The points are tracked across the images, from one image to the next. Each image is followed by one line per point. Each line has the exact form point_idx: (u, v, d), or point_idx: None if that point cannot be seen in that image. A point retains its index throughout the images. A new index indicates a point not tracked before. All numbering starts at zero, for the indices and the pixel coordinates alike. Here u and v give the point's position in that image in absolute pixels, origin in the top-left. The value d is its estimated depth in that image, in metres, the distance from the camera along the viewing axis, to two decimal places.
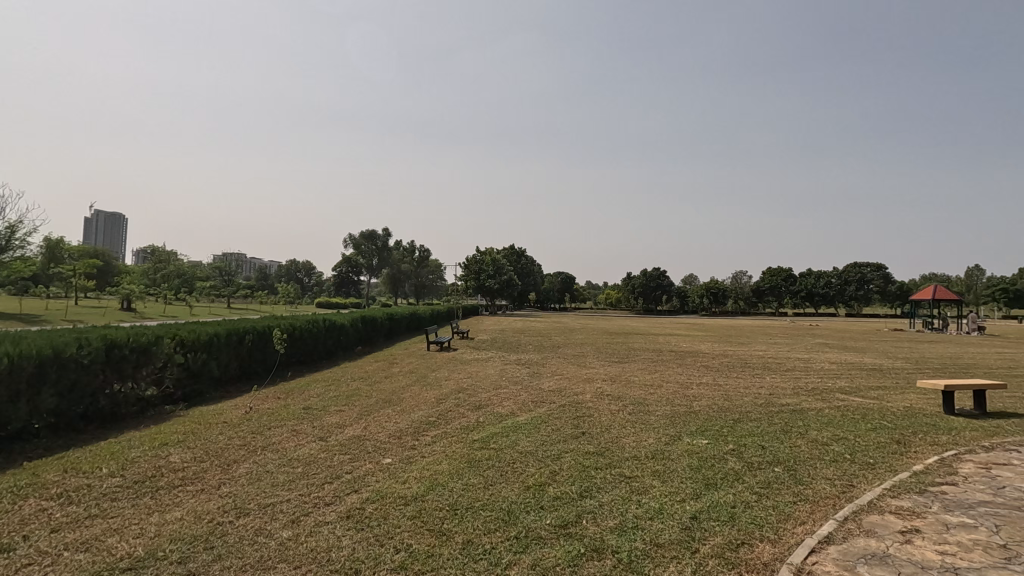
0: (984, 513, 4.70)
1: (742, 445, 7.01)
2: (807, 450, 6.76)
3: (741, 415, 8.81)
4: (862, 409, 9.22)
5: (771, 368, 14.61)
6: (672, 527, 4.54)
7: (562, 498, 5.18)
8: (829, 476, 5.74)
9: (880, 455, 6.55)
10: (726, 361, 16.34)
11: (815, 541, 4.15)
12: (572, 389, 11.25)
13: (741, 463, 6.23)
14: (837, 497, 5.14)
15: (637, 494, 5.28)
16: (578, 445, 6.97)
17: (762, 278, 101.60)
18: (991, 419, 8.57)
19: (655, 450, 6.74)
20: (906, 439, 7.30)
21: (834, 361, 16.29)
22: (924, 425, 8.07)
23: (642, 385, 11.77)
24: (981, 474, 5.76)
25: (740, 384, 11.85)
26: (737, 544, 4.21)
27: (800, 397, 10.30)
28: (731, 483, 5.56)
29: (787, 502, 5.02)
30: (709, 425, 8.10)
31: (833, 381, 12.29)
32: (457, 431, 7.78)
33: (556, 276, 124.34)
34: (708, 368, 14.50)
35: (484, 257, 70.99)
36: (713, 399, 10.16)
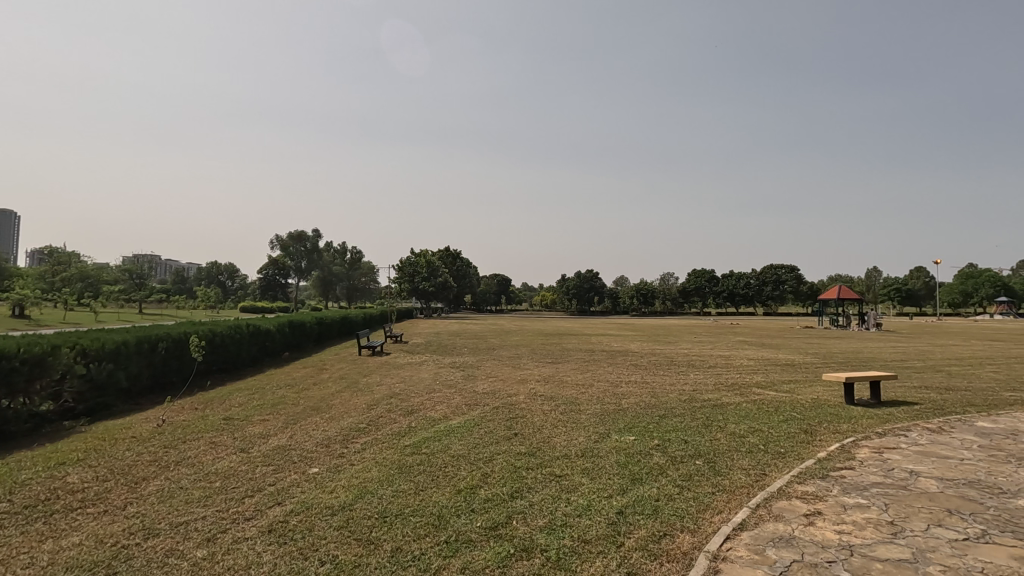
0: (876, 493, 5.16)
1: (667, 440, 7.31)
2: (725, 443, 7.16)
3: (666, 411, 9.18)
4: (775, 402, 9.86)
5: (695, 365, 15.36)
6: (599, 523, 4.67)
7: (493, 500, 5.21)
8: (745, 467, 6.11)
9: (790, 444, 7.03)
10: (654, 359, 17.02)
11: (730, 529, 4.40)
12: (506, 390, 11.32)
13: (665, 457, 6.51)
14: (751, 486, 5.47)
15: (567, 493, 5.39)
16: (510, 447, 7.02)
17: (689, 279, 106.39)
18: (886, 408, 9.39)
19: (585, 448, 6.91)
20: (812, 429, 7.86)
21: (751, 358, 17.29)
22: (828, 415, 8.75)
23: (575, 384, 12.03)
24: (874, 458, 6.33)
25: (667, 382, 12.35)
26: (660, 536, 4.38)
27: (720, 393, 10.89)
28: (655, 477, 5.80)
29: (706, 493, 5.29)
30: (637, 421, 8.40)
31: (749, 376, 13.07)
32: (388, 436, 7.64)
33: (492, 278, 124.80)
34: (636, 366, 15.02)
35: (419, 258, 70.19)
36: (641, 397, 10.54)
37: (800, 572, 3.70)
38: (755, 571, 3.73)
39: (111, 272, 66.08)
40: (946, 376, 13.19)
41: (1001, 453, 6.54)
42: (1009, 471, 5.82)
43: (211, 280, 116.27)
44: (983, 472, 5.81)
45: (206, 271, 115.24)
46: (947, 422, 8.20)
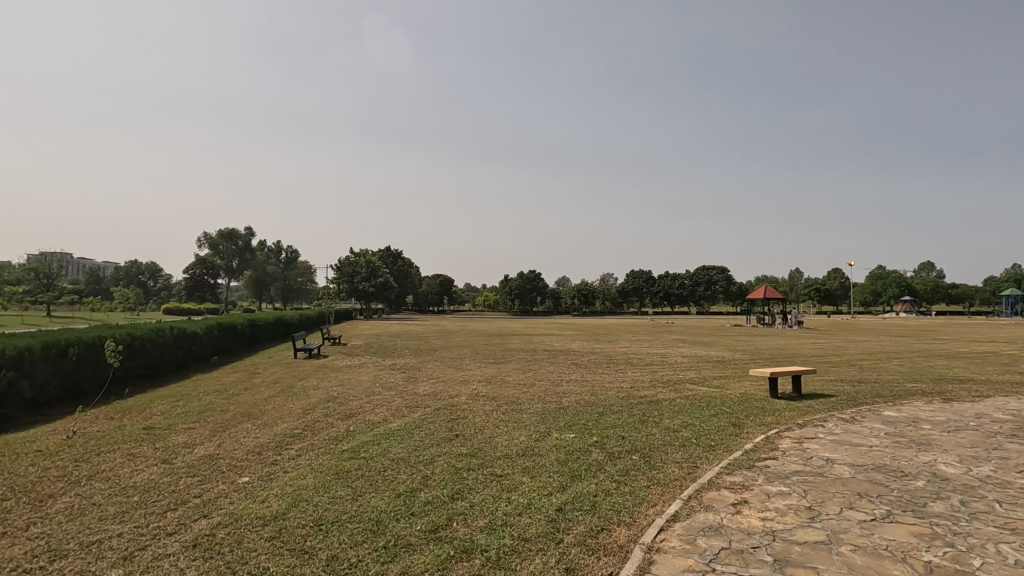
0: (796, 481, 5.50)
1: (605, 436, 7.50)
2: (660, 437, 7.43)
3: (605, 408, 9.41)
4: (707, 397, 10.32)
5: (633, 363, 15.84)
6: (538, 521, 4.72)
7: (433, 502, 5.15)
8: (678, 460, 6.36)
9: (720, 437, 7.37)
10: (594, 358, 17.42)
11: (664, 521, 4.56)
12: (448, 392, 11.24)
13: (603, 453, 6.68)
14: (684, 478, 5.69)
15: (507, 492, 5.41)
16: (451, 448, 6.98)
17: (627, 279, 109.60)
18: (805, 400, 10.04)
19: (525, 447, 6.97)
20: (740, 422, 8.28)
21: (685, 355, 18.03)
22: (754, 409, 9.26)
23: (517, 384, 12.11)
24: (795, 448, 6.75)
25: (606, 380, 12.67)
26: (598, 530, 4.49)
27: (656, 389, 11.29)
28: (594, 473, 5.93)
29: (642, 487, 5.46)
30: (577, 419, 8.57)
31: (683, 373, 13.62)
32: (325, 442, 7.41)
33: (435, 278, 123.72)
34: (576, 365, 15.32)
35: (358, 258, 68.55)
36: (581, 395, 10.76)
37: (727, 558, 3.88)
38: (687, 559, 3.88)
39: (13, 271, 60.47)
40: (857, 370, 14.28)
41: (904, 440, 7.14)
42: (911, 456, 6.37)
43: (130, 280, 108.61)
44: (888, 457, 6.32)
45: (125, 270, 107.52)
46: (859, 412, 8.86)
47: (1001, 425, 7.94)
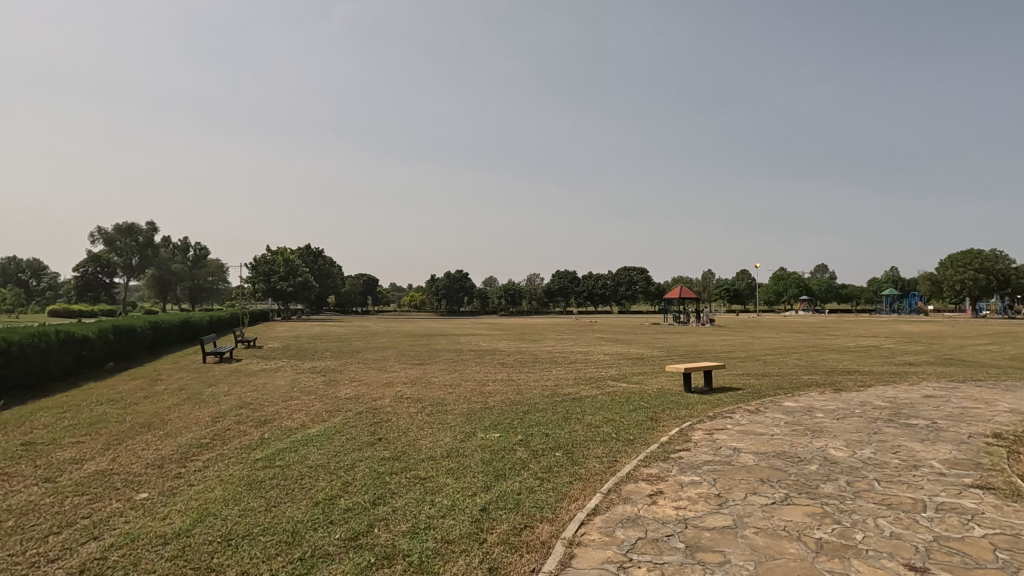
0: (707, 470, 5.84)
1: (529, 434, 7.60)
2: (582, 433, 7.64)
3: (530, 407, 9.54)
4: (626, 393, 10.73)
5: (557, 361, 16.19)
6: (462, 522, 4.69)
7: (353, 509, 4.99)
8: (599, 455, 6.56)
9: (638, 431, 7.67)
10: (520, 357, 17.62)
11: (585, 515, 4.69)
12: (371, 394, 10.94)
13: (527, 451, 6.76)
14: (604, 472, 5.88)
15: (431, 495, 5.34)
16: (374, 452, 6.79)
17: (553, 280, 111.79)
18: (715, 393, 10.69)
19: (450, 448, 6.93)
20: (656, 416, 8.67)
21: (607, 353, 18.64)
22: (670, 403, 9.73)
23: (442, 385, 12.01)
24: (706, 439, 7.17)
25: (531, 378, 12.84)
26: (521, 528, 4.53)
27: (579, 387, 11.60)
28: (518, 471, 5.99)
29: (564, 483, 5.58)
30: (502, 418, 8.63)
31: (605, 370, 14.08)
32: (236, 451, 6.98)
33: (358, 278, 120.24)
34: (502, 365, 15.41)
35: (276, 256, 65.28)
36: (506, 394, 10.84)
37: (642, 548, 4.05)
38: (605, 551, 4.01)
39: None
40: (761, 364, 15.38)
41: (800, 428, 7.77)
42: (806, 442, 6.95)
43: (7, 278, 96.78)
44: (787, 445, 6.85)
45: (1, 266, 95.80)
46: (762, 403, 9.55)
47: (881, 411, 8.84)
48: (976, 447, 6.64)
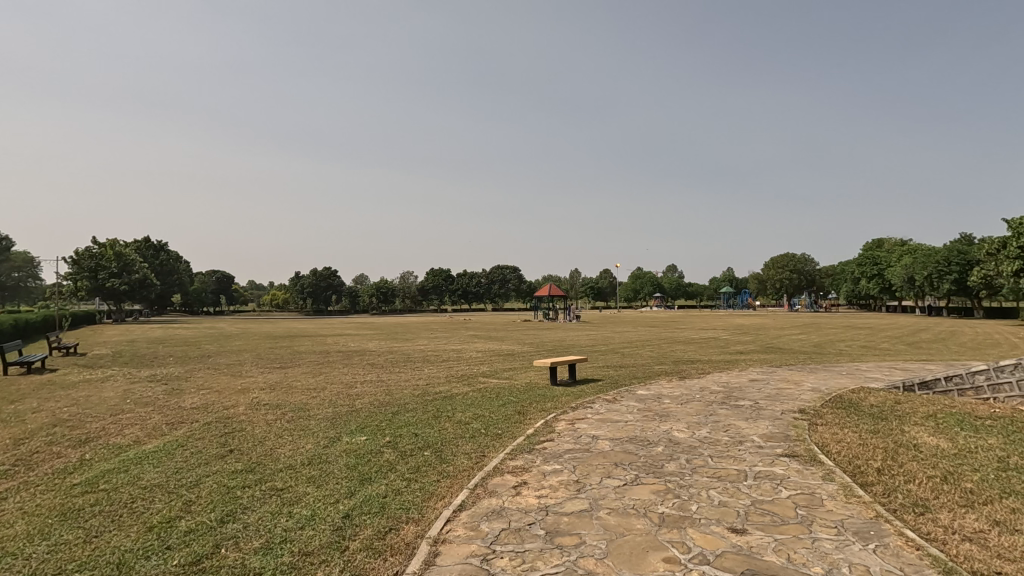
0: (567, 458, 6.19)
1: (397, 435, 7.46)
2: (452, 431, 7.67)
3: (399, 407, 9.36)
4: (496, 389, 10.96)
5: (430, 360, 16.06)
6: (322, 532, 4.47)
7: (196, 530, 4.52)
8: (467, 451, 6.63)
9: (505, 425, 7.90)
10: (390, 357, 17.19)
11: (451, 512, 4.71)
12: (222, 403, 9.99)
13: (395, 453, 6.63)
14: (471, 468, 5.96)
15: (288, 506, 5.01)
16: (223, 466, 6.21)
17: (427, 278, 110.72)
18: (578, 385, 11.34)
19: (312, 455, 6.57)
20: (524, 410, 8.99)
21: (479, 350, 18.88)
22: (537, 396, 10.13)
23: (305, 389, 11.33)
24: (568, 428, 7.58)
25: (402, 379, 12.59)
26: (385, 532, 4.43)
27: (450, 385, 11.63)
28: (385, 474, 5.85)
29: (432, 482, 5.57)
30: (369, 421, 8.37)
31: (475, 367, 14.27)
32: (48, 476, 5.98)
33: (210, 275, 108.95)
34: (371, 366, 14.92)
35: (105, 250, 56.73)
36: (375, 396, 10.53)
37: (505, 538, 4.17)
38: (470, 546, 4.06)
39: None
40: (619, 357, 16.64)
41: (650, 413, 8.53)
42: (654, 426, 7.65)
43: None
44: (638, 429, 7.49)
45: None
46: (619, 393, 10.33)
47: (716, 394, 10.04)
48: (786, 422, 7.80)
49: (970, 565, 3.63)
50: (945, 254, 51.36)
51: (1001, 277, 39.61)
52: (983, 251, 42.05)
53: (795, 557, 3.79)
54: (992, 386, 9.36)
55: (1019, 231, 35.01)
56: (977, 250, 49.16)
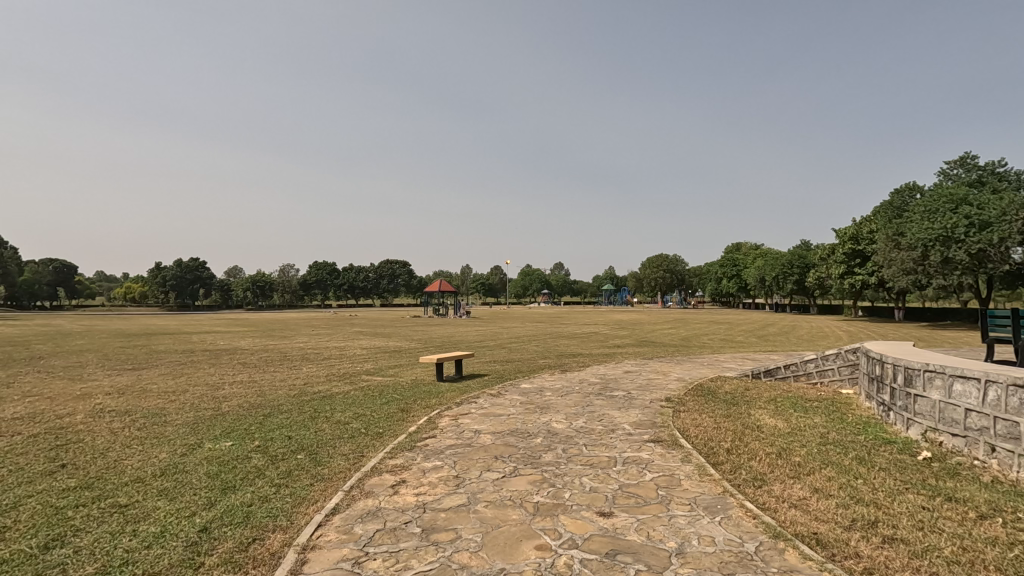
0: (449, 454, 6.19)
1: (268, 439, 6.98)
2: (329, 431, 7.35)
3: (272, 409, 8.77)
4: (379, 387, 10.66)
5: (309, 359, 15.23)
6: (173, 549, 4.06)
7: (12, 560, 3.89)
8: (345, 452, 6.39)
9: (387, 424, 7.71)
10: (265, 356, 16.02)
11: (323, 516, 4.50)
12: (55, 411, 8.69)
13: (264, 457, 6.20)
14: (348, 469, 5.75)
15: (133, 524, 4.49)
16: (52, 484, 5.40)
17: (310, 271, 104.85)
18: (464, 380, 11.40)
19: (166, 465, 5.95)
20: (407, 407, 8.84)
21: (364, 348, 18.23)
22: (422, 393, 10.02)
23: (162, 392, 10.21)
24: (452, 424, 7.59)
25: (277, 379, 11.78)
26: (249, 542, 4.13)
27: (330, 384, 11.12)
28: (251, 481, 5.45)
29: (304, 486, 5.29)
30: (237, 425, 7.73)
31: (359, 365, 13.76)
32: None
33: (44, 263, 93.98)
34: (242, 365, 13.79)
35: None
36: (245, 397, 9.77)
37: (380, 540, 4.07)
38: (341, 550, 3.91)
39: None
40: (506, 352, 16.94)
41: (532, 406, 8.80)
42: (535, 418, 7.91)
43: None
44: (520, 422, 7.68)
45: None
46: (504, 387, 10.52)
47: (594, 386, 10.60)
48: (654, 410, 8.45)
49: (793, 529, 4.17)
50: (789, 258, 58.50)
51: (831, 279, 46.05)
52: (817, 256, 48.68)
53: (654, 534, 4.11)
54: (819, 372, 10.85)
55: (845, 238, 40.80)
56: (813, 255, 56.62)
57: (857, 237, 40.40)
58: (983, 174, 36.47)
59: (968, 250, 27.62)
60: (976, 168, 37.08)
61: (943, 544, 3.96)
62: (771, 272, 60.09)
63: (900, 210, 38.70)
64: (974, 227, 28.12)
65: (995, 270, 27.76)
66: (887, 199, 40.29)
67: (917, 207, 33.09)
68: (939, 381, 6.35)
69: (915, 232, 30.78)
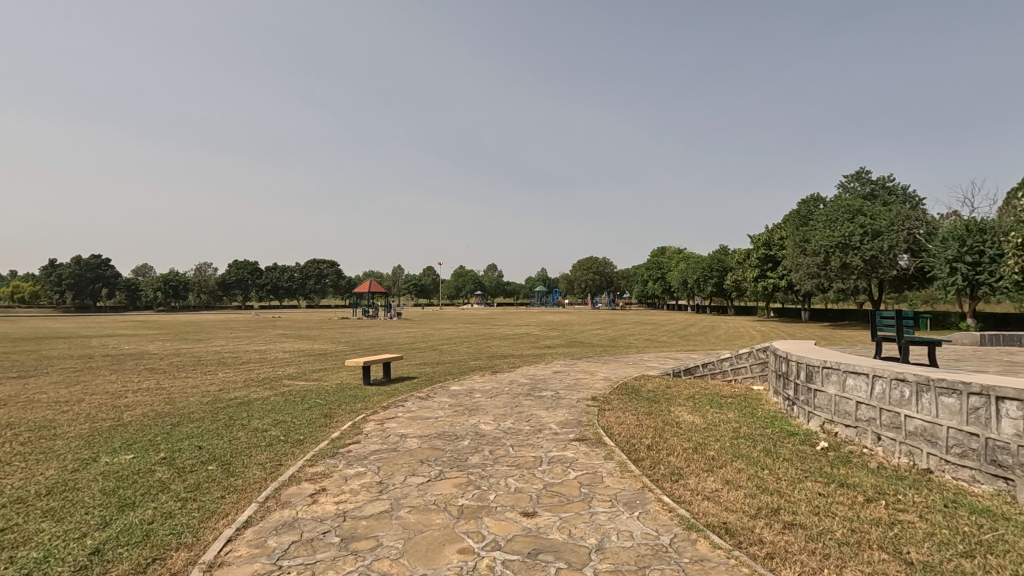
0: (373, 459, 6.03)
1: (175, 450, 6.51)
2: (245, 440, 6.96)
3: (181, 418, 8.19)
4: (302, 392, 10.23)
5: (226, 363, 14.39)
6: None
7: None
8: (261, 461, 6.08)
9: (308, 431, 7.40)
10: (176, 360, 14.96)
11: (233, 530, 4.25)
12: None
13: (169, 470, 5.77)
14: (264, 480, 5.46)
15: (10, 550, 4.04)
16: None
17: (229, 270, 99.11)
18: (392, 384, 11.15)
19: (54, 482, 5.40)
20: (331, 413, 8.53)
21: (287, 351, 17.45)
22: (347, 397, 9.71)
23: (53, 402, 9.28)
24: (377, 428, 7.41)
25: (189, 385, 11.03)
26: (147, 563, 3.82)
27: (248, 389, 10.55)
28: (153, 497, 5.05)
29: (214, 499, 4.98)
30: (139, 436, 7.16)
31: (281, 369, 13.15)
32: None
33: None
34: (149, 371, 12.79)
35: None
36: (150, 406, 9.07)
37: (295, 551, 3.89)
38: (252, 565, 3.71)
39: None
40: (437, 354, 16.78)
41: (460, 408, 8.75)
42: (463, 420, 7.87)
43: None
44: (447, 425, 7.62)
45: None
46: (432, 390, 10.40)
47: (523, 386, 10.70)
48: (580, 409, 8.66)
49: (705, 520, 4.39)
50: (709, 262, 61.68)
51: (746, 282, 49.10)
52: (734, 260, 51.64)
53: (575, 531, 4.20)
54: (733, 369, 11.51)
55: (758, 244, 43.58)
56: (730, 259, 60.09)
57: (769, 243, 43.26)
58: (876, 187, 40.16)
59: (863, 257, 30.47)
60: (869, 182, 40.82)
61: (835, 527, 4.30)
62: (693, 276, 63.23)
63: (806, 218, 41.85)
64: (868, 235, 30.85)
65: (885, 275, 30.63)
66: (795, 208, 43.49)
67: (820, 216, 35.91)
68: (835, 376, 6.91)
69: (818, 239, 33.43)
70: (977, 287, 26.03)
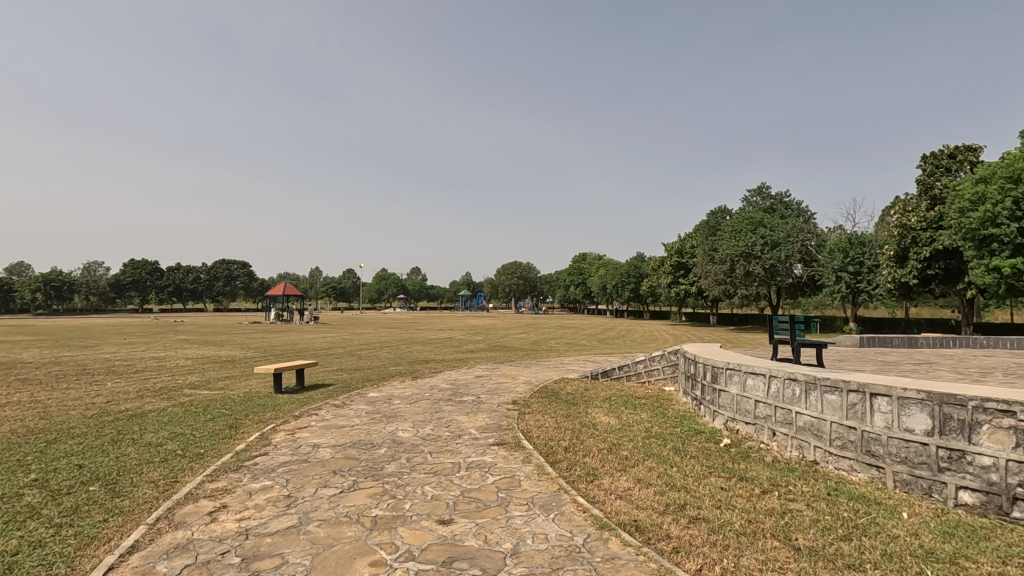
0: (282, 472, 5.71)
1: (50, 471, 5.82)
2: (136, 456, 6.37)
3: (59, 434, 7.34)
4: (204, 402, 9.51)
5: (116, 372, 13.12)
6: None
7: None
8: (154, 479, 5.58)
9: (210, 444, 6.89)
10: (55, 370, 13.44)
11: (116, 557, 3.85)
12: None
13: (41, 494, 5.15)
14: (155, 499, 5.00)
15: None
16: None
17: (124, 270, 90.76)
18: (305, 391, 10.64)
19: None
20: (236, 423, 7.99)
21: (188, 358, 16.17)
22: (256, 406, 9.15)
23: None
24: (288, 439, 7.02)
25: (71, 397, 9.93)
26: None
27: (141, 400, 9.66)
28: (19, 525, 4.47)
29: (94, 523, 4.50)
30: (5, 456, 6.33)
31: (181, 378, 12.17)
32: None
33: None
34: (23, 382, 11.42)
35: None
36: (20, 422, 8.05)
37: None
38: None
39: None
40: (355, 359, 16.28)
41: (377, 415, 8.49)
42: (380, 428, 7.65)
43: None
44: (364, 433, 7.37)
45: None
46: (349, 397, 10.03)
47: (443, 392, 10.58)
48: (500, 413, 8.68)
49: (617, 518, 4.52)
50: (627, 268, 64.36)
51: (660, 287, 51.72)
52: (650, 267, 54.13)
53: (491, 536, 4.19)
54: (647, 371, 12.01)
55: (672, 251, 45.97)
56: (646, 266, 62.99)
57: (681, 251, 45.71)
58: (774, 202, 43.69)
59: (764, 265, 33.02)
60: (769, 197, 44.28)
61: (734, 518, 4.59)
62: (611, 281, 65.68)
63: (714, 228, 44.75)
64: (768, 246, 33.46)
65: (781, 283, 33.39)
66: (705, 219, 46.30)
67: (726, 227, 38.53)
68: (737, 377, 7.40)
69: (725, 248, 35.76)
70: (858, 294, 28.91)
